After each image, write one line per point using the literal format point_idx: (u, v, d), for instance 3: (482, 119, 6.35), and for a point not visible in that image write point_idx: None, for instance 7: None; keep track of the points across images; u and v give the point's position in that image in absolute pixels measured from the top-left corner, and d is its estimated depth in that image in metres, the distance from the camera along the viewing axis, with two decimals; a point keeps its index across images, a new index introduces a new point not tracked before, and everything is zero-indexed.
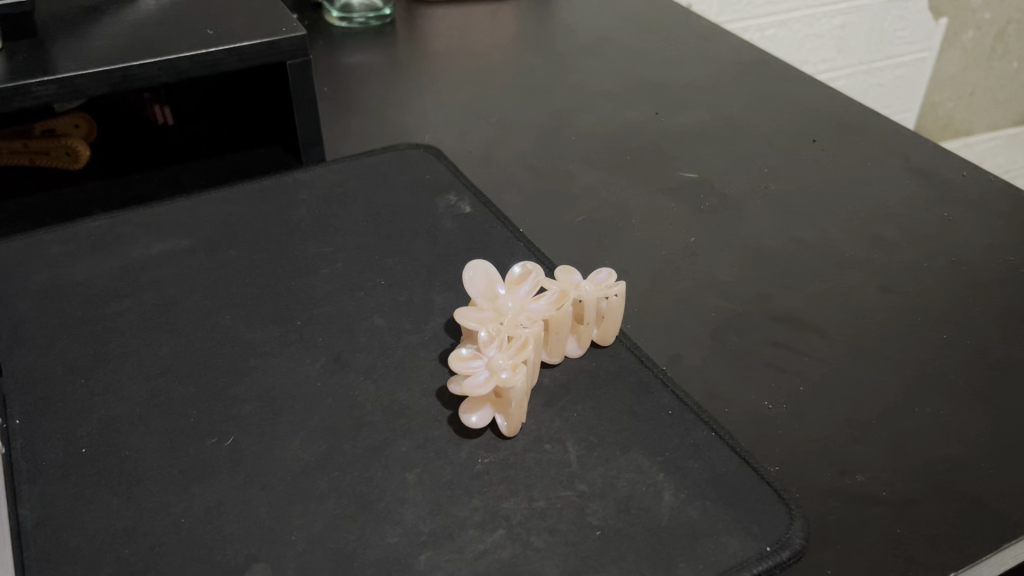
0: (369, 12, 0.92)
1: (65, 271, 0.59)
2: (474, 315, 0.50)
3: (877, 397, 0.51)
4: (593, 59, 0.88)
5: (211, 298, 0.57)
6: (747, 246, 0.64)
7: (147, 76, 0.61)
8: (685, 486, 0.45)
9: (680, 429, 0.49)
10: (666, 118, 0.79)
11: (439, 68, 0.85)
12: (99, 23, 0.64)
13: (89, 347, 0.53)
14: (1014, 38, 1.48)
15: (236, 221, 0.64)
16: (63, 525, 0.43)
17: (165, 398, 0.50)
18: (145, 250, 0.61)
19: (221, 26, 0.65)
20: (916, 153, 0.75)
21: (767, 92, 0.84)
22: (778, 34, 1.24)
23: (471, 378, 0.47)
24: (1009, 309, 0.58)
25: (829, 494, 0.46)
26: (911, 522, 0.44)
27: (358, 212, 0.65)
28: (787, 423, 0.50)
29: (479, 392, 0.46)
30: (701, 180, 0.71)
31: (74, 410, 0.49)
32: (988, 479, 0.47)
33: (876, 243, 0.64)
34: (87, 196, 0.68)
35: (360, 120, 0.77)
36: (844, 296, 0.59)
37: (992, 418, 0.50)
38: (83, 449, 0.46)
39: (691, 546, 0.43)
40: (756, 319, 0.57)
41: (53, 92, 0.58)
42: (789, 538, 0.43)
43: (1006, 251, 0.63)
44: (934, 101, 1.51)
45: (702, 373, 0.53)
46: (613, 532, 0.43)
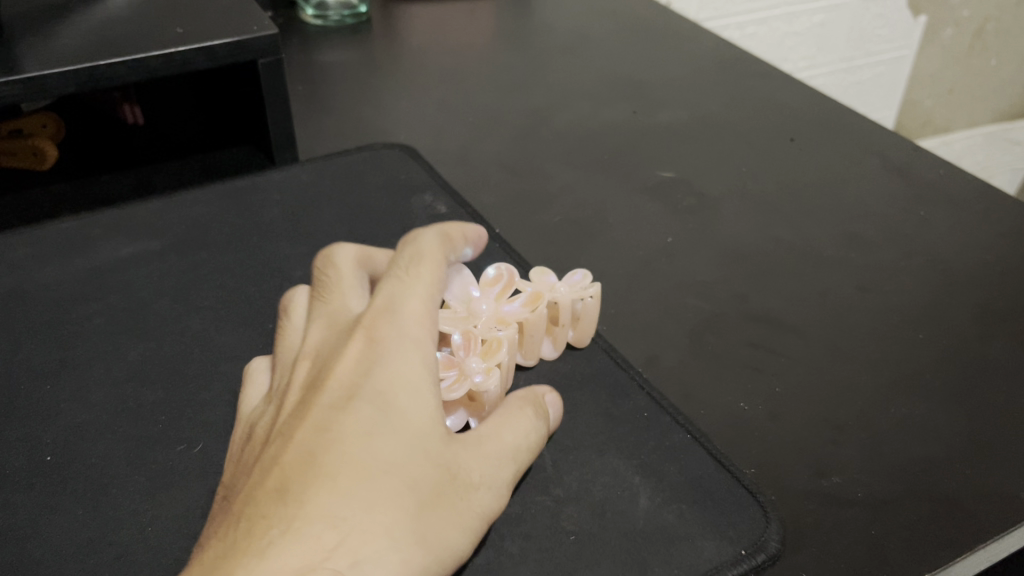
0: (344, 9, 0.91)
1: (33, 274, 0.58)
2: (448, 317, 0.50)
3: (854, 397, 0.51)
4: (571, 57, 0.88)
5: (182, 301, 0.56)
6: (725, 246, 0.63)
7: (115, 75, 0.59)
8: (661, 490, 0.45)
9: (657, 432, 0.48)
10: (644, 117, 0.79)
11: (416, 66, 0.84)
12: (66, 22, 0.63)
13: (57, 352, 0.52)
14: (992, 36, 1.49)
15: (207, 222, 0.63)
16: (27, 535, 0.42)
17: (133, 404, 0.49)
18: (114, 253, 0.60)
19: (191, 25, 0.64)
20: (894, 151, 0.75)
21: (746, 90, 0.84)
22: (758, 31, 1.24)
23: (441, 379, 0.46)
24: (986, 308, 0.58)
25: (807, 495, 0.46)
26: (888, 523, 0.44)
27: (332, 213, 0.64)
28: (764, 425, 0.49)
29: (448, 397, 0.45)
30: (680, 179, 0.71)
31: (39, 416, 0.48)
32: (965, 480, 0.46)
33: (853, 242, 0.64)
34: (52, 198, 0.67)
35: (334, 119, 0.76)
36: (821, 296, 0.59)
37: (968, 418, 0.50)
38: (47, 457, 0.45)
39: (667, 550, 0.42)
40: (733, 320, 0.57)
41: (17, 93, 0.57)
42: (765, 541, 0.43)
43: (982, 250, 0.63)
44: (913, 99, 1.52)
45: (679, 374, 0.53)
46: (589, 536, 0.43)
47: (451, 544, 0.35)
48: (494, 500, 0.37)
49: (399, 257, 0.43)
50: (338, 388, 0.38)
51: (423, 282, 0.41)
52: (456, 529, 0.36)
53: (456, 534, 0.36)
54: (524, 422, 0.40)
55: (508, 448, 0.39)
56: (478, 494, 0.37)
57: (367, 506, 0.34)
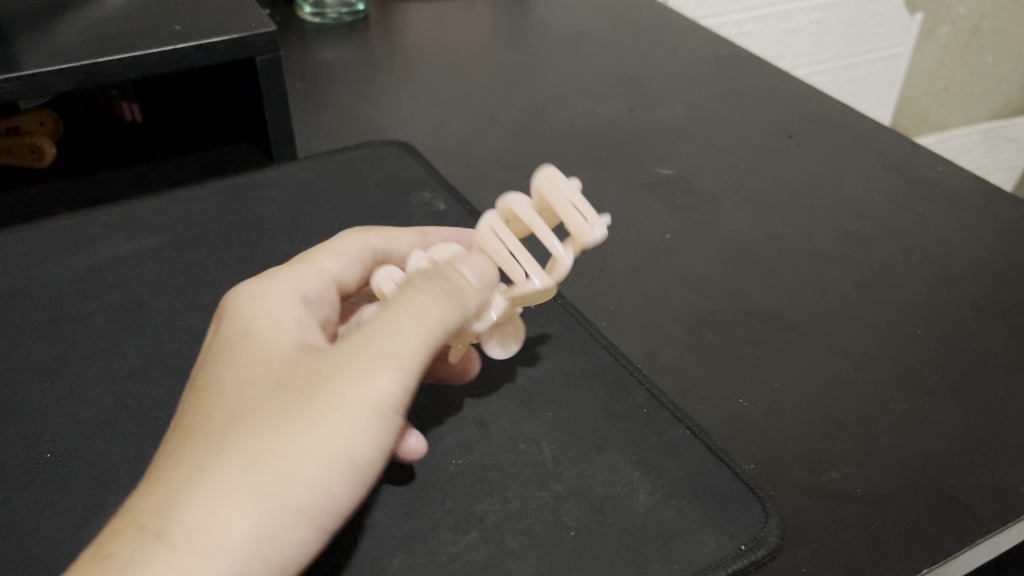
0: (342, 7, 0.91)
1: (31, 272, 0.58)
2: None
3: (852, 393, 0.51)
4: (569, 55, 0.88)
5: (181, 299, 0.56)
6: (723, 243, 0.63)
7: (113, 72, 0.59)
8: (661, 485, 0.45)
9: (656, 428, 0.49)
10: (642, 114, 0.79)
11: (413, 63, 0.84)
12: (63, 19, 0.63)
13: (56, 350, 0.52)
14: (989, 33, 1.49)
15: (206, 220, 0.63)
16: (27, 532, 0.42)
17: (132, 401, 0.49)
18: (113, 251, 0.60)
19: (189, 22, 0.64)
20: (891, 148, 0.75)
21: (743, 87, 0.84)
22: (755, 29, 1.24)
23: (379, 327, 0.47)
24: (983, 304, 0.58)
25: (806, 491, 0.46)
26: (886, 518, 0.44)
27: (331, 210, 0.64)
28: (762, 421, 0.49)
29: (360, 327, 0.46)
30: (678, 176, 0.71)
31: (38, 414, 0.48)
32: (963, 475, 0.47)
33: (851, 239, 0.64)
34: (49, 196, 0.66)
35: (332, 117, 0.76)
36: (819, 293, 0.59)
37: (966, 414, 0.50)
38: (47, 455, 0.45)
39: (667, 546, 0.42)
40: (732, 316, 0.57)
41: (15, 90, 0.57)
42: (764, 536, 0.43)
43: (979, 247, 0.63)
44: (909, 96, 1.53)
45: (677, 370, 0.53)
46: (589, 532, 0.43)
47: (325, 447, 0.36)
48: (375, 392, 0.37)
49: (301, 254, 0.47)
50: (216, 349, 0.41)
51: (273, 279, 0.44)
52: (324, 429, 0.36)
53: (328, 433, 0.36)
54: (407, 313, 0.39)
55: (388, 341, 0.38)
56: (344, 391, 0.37)
57: (223, 438, 0.36)
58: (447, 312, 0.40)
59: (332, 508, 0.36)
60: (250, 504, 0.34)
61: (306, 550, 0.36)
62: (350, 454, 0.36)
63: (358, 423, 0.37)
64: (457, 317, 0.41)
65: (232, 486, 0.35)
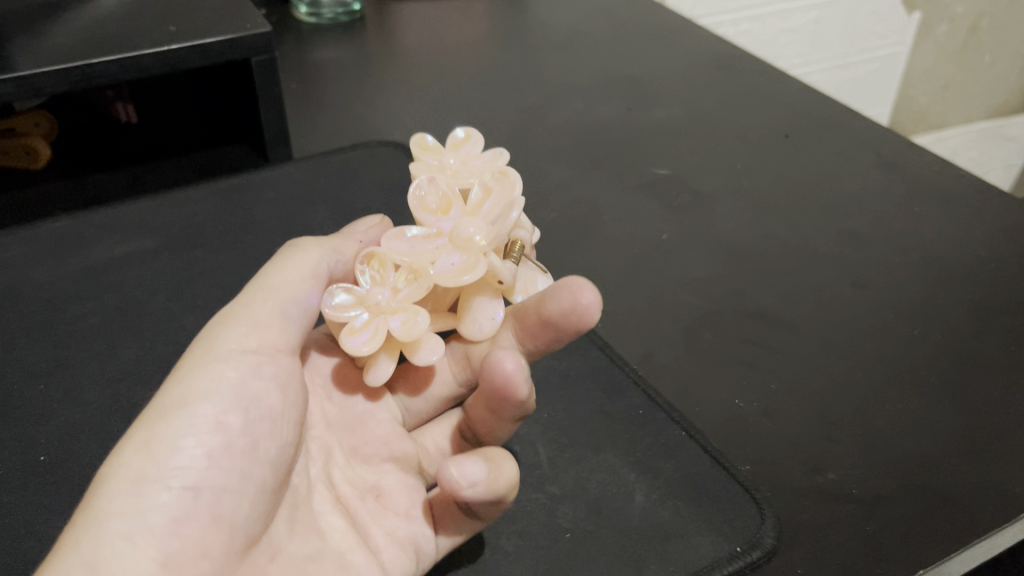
0: (338, 7, 0.91)
1: (25, 274, 0.57)
2: (493, 306, 0.42)
3: (850, 393, 0.51)
4: (566, 54, 0.87)
5: (176, 301, 0.56)
6: (720, 243, 0.63)
7: (108, 73, 0.59)
8: (657, 487, 0.45)
9: (651, 429, 0.49)
10: (638, 114, 0.79)
11: (410, 64, 0.84)
12: (59, 20, 0.63)
13: (50, 352, 0.52)
14: (987, 32, 1.48)
15: (202, 221, 0.63)
16: (22, 535, 0.41)
17: (127, 403, 0.48)
18: (108, 252, 0.60)
19: (185, 23, 0.64)
20: (888, 148, 0.75)
21: (740, 87, 0.84)
22: (753, 28, 1.24)
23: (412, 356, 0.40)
24: (979, 304, 0.58)
25: (802, 491, 0.46)
26: (883, 519, 0.44)
27: (327, 211, 0.64)
28: (758, 421, 0.49)
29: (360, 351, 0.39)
30: (674, 176, 0.71)
31: (33, 416, 0.48)
32: (959, 475, 0.47)
33: (848, 239, 0.64)
34: (45, 197, 0.66)
35: (328, 117, 0.76)
36: (816, 292, 0.59)
37: (962, 414, 0.50)
38: (41, 457, 0.45)
39: (663, 548, 0.42)
40: (728, 317, 0.57)
41: (10, 91, 0.56)
42: (760, 537, 0.43)
43: (976, 246, 0.63)
44: (906, 95, 1.53)
45: (674, 371, 0.53)
46: (584, 533, 0.43)
47: (174, 397, 0.36)
48: (223, 343, 0.39)
49: None
50: None
51: None
52: (180, 386, 0.37)
53: (175, 388, 0.37)
54: (261, 276, 0.42)
55: (238, 301, 0.41)
56: (190, 352, 0.39)
57: None
58: (304, 258, 0.43)
59: (189, 461, 0.35)
60: (105, 469, 0.35)
61: (175, 512, 0.34)
62: (195, 401, 0.36)
63: (201, 370, 0.38)
64: (313, 260, 0.43)
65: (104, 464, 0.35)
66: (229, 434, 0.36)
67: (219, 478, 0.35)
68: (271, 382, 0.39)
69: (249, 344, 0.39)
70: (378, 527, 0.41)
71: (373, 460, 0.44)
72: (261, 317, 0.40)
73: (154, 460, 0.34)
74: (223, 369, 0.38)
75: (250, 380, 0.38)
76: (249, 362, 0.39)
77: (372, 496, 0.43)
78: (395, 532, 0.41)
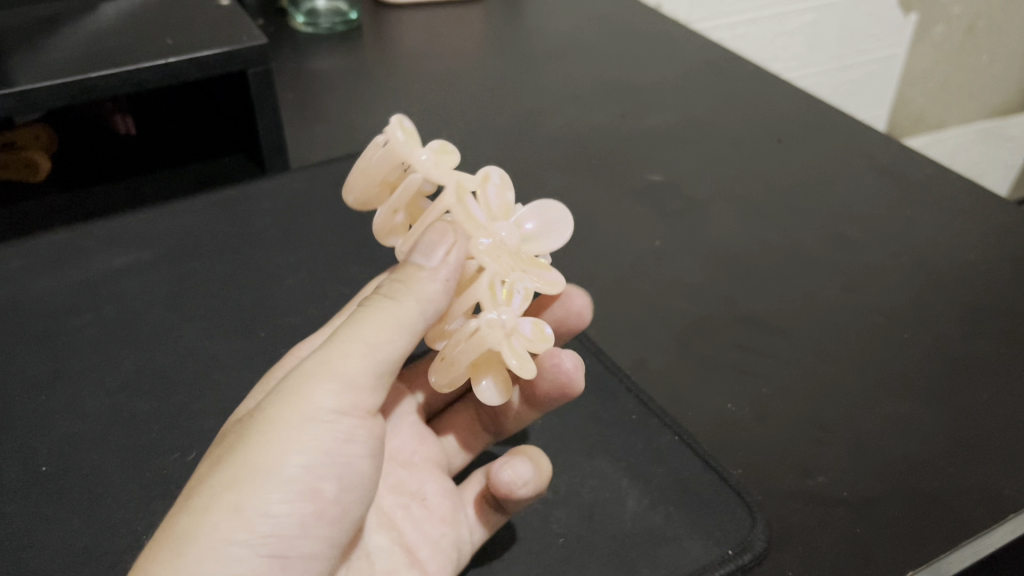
0: (335, 17, 0.91)
1: (26, 287, 0.58)
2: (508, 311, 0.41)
3: (840, 397, 0.52)
4: (561, 62, 0.88)
5: (175, 311, 0.57)
6: (714, 248, 0.64)
7: (108, 88, 0.60)
8: (648, 491, 0.46)
9: (644, 434, 0.49)
10: (633, 120, 0.80)
11: (406, 73, 0.85)
12: (56, 35, 0.63)
13: (51, 364, 0.52)
14: (983, 32, 1.49)
15: (200, 232, 0.64)
16: (23, 545, 0.42)
17: (126, 413, 0.49)
18: (107, 264, 0.61)
19: (181, 36, 0.64)
20: (880, 152, 0.76)
21: (735, 92, 0.85)
22: (750, 31, 1.24)
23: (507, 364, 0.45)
24: (969, 307, 0.58)
25: (792, 495, 0.46)
26: (872, 521, 0.45)
27: (323, 221, 0.65)
28: (749, 425, 0.50)
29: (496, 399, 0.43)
30: (668, 182, 0.71)
31: (33, 428, 0.48)
32: (948, 477, 0.47)
33: (840, 243, 0.65)
34: (45, 209, 0.67)
35: (326, 127, 0.77)
36: (808, 297, 0.59)
37: (952, 418, 0.50)
38: (42, 468, 0.46)
39: (654, 552, 0.43)
40: (721, 322, 0.57)
41: (9, 105, 0.57)
42: (751, 541, 0.43)
43: (967, 249, 0.64)
44: (904, 97, 1.53)
45: (667, 377, 0.53)
46: (577, 539, 0.44)
47: (263, 463, 0.36)
48: (310, 407, 0.37)
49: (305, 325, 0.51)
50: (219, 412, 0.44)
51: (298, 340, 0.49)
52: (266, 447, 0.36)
53: (264, 449, 0.36)
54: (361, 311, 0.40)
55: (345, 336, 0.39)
56: (283, 405, 0.37)
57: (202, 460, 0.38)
58: (392, 310, 0.39)
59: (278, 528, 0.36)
60: (194, 523, 0.34)
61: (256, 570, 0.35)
62: (294, 476, 0.36)
63: (298, 438, 0.37)
64: (408, 314, 0.39)
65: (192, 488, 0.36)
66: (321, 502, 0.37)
67: (299, 545, 0.37)
68: (356, 450, 0.39)
69: (334, 409, 0.38)
70: (422, 534, 0.45)
71: (411, 465, 0.49)
72: (349, 375, 0.38)
73: (246, 531, 0.35)
74: (308, 437, 0.37)
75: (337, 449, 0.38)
76: (340, 429, 0.38)
77: (417, 502, 0.47)
78: (439, 540, 0.45)
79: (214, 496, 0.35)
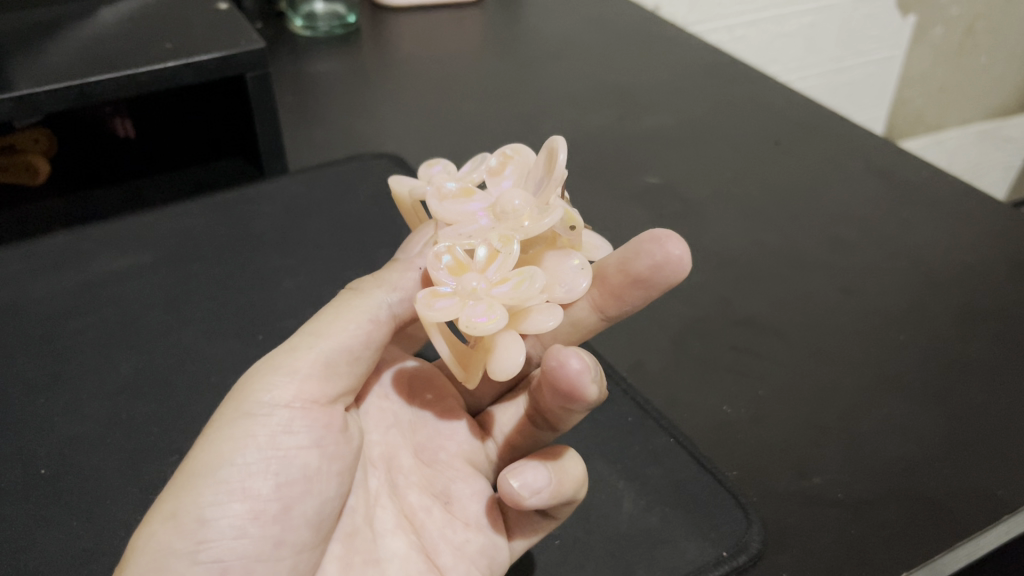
0: (334, 20, 0.91)
1: (25, 290, 0.59)
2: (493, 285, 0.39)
3: (836, 398, 0.52)
4: (559, 65, 0.89)
5: (174, 313, 0.57)
6: (711, 250, 0.64)
7: (105, 91, 0.60)
8: (644, 493, 0.46)
9: (640, 436, 0.49)
10: (631, 123, 0.80)
11: (405, 76, 0.85)
12: (55, 39, 0.64)
13: (50, 366, 0.53)
14: (982, 34, 1.49)
15: (198, 235, 0.64)
16: (22, 546, 0.42)
17: (125, 416, 0.49)
18: (106, 267, 0.61)
19: (180, 40, 0.65)
20: (877, 154, 0.76)
21: (732, 95, 0.85)
22: (748, 33, 1.24)
23: (524, 325, 0.38)
24: (966, 308, 0.59)
25: (788, 496, 0.46)
26: (867, 522, 0.45)
27: (321, 224, 0.65)
28: (745, 427, 0.50)
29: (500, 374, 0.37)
30: (665, 184, 0.71)
31: (33, 431, 0.48)
32: (942, 478, 0.47)
33: (837, 245, 0.65)
34: (44, 213, 0.67)
35: (325, 130, 0.77)
36: (804, 299, 0.60)
37: (947, 419, 0.51)
38: (41, 470, 0.46)
39: (651, 553, 0.43)
40: (718, 324, 0.57)
41: (8, 110, 0.57)
42: (747, 542, 0.44)
43: (963, 251, 0.64)
44: (902, 98, 1.54)
45: (664, 379, 0.53)
46: (573, 541, 0.44)
47: (208, 458, 0.36)
48: (258, 397, 0.37)
49: None
50: None
51: None
52: (218, 441, 0.36)
53: (209, 450, 0.36)
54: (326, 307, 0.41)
55: (306, 330, 0.39)
56: (235, 403, 0.37)
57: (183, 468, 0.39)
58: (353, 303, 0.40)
59: (221, 527, 0.34)
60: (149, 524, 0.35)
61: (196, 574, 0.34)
62: (234, 473, 0.35)
63: (240, 431, 0.36)
64: (371, 301, 0.40)
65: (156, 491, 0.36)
66: (266, 497, 0.36)
67: (242, 546, 0.35)
68: (305, 438, 0.37)
69: (283, 397, 0.37)
70: (446, 543, 0.41)
71: (437, 463, 0.44)
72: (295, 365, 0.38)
73: (184, 532, 0.34)
74: (254, 427, 0.36)
75: (284, 440, 0.37)
76: (286, 419, 0.37)
77: (441, 504, 0.43)
78: (463, 547, 0.42)
79: (167, 490, 0.36)
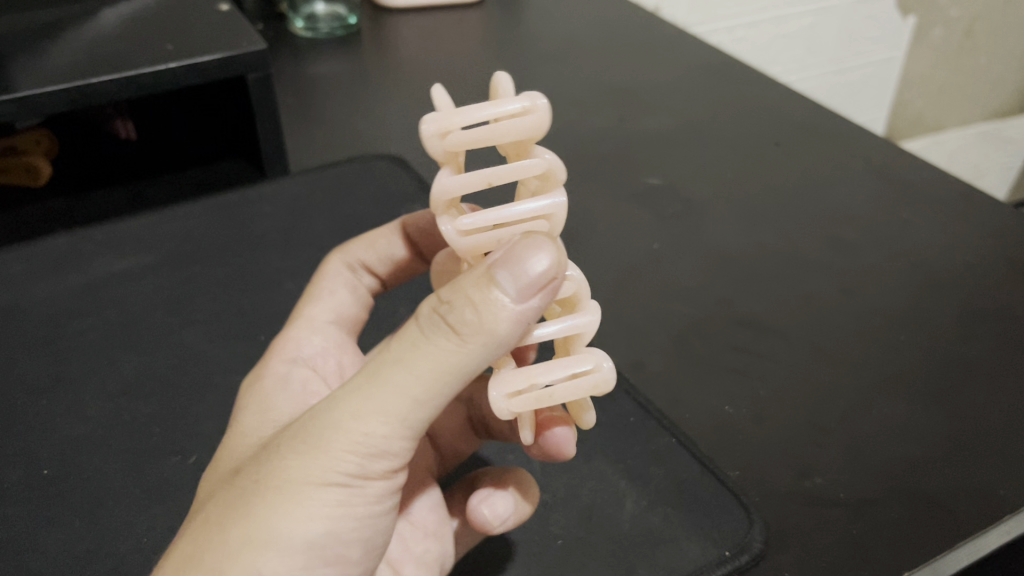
0: (334, 22, 0.91)
1: (27, 291, 0.59)
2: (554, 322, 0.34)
3: (837, 399, 0.52)
4: (560, 66, 0.89)
5: (176, 314, 0.57)
6: (712, 251, 0.64)
7: (107, 93, 0.60)
8: (646, 493, 0.46)
9: (642, 437, 0.50)
10: (632, 123, 0.80)
11: (405, 77, 0.85)
12: (57, 41, 0.64)
13: (52, 367, 0.53)
14: (981, 35, 1.49)
15: (200, 236, 0.64)
16: (26, 547, 0.42)
17: (127, 417, 0.49)
18: (108, 268, 0.61)
19: (181, 42, 0.65)
20: (877, 155, 0.76)
21: (733, 96, 0.85)
22: (748, 34, 1.24)
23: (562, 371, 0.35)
24: (966, 309, 0.59)
25: (789, 496, 0.46)
26: (868, 522, 0.45)
27: (323, 225, 0.66)
28: (747, 427, 0.50)
29: (513, 412, 0.33)
30: (666, 185, 0.72)
31: (35, 432, 0.49)
32: (943, 478, 0.47)
33: (837, 245, 0.65)
34: (46, 215, 0.67)
35: (326, 131, 0.77)
36: (805, 300, 0.60)
37: (947, 419, 0.51)
38: (44, 471, 0.46)
39: (652, 553, 0.43)
40: (719, 324, 0.58)
41: (10, 111, 0.58)
42: (748, 542, 0.44)
43: (963, 251, 0.64)
44: (902, 99, 1.54)
45: (665, 379, 0.53)
46: (575, 540, 0.44)
47: (271, 529, 0.33)
48: (332, 467, 0.33)
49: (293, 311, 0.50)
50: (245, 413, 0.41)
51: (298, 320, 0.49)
52: (282, 505, 0.33)
53: (268, 510, 0.33)
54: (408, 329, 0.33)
55: (391, 373, 0.32)
56: (303, 464, 0.33)
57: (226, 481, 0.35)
58: (450, 356, 0.31)
59: None
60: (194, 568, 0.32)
61: None
62: (296, 540, 0.33)
63: (307, 500, 0.33)
64: (467, 362, 0.32)
65: (201, 525, 0.34)
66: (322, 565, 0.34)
67: None
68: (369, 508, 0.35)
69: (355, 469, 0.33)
70: (405, 553, 0.42)
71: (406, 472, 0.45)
72: (379, 435, 0.33)
73: None
74: (323, 498, 0.33)
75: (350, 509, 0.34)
76: (357, 490, 0.34)
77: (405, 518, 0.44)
78: (423, 556, 0.42)
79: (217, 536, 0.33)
